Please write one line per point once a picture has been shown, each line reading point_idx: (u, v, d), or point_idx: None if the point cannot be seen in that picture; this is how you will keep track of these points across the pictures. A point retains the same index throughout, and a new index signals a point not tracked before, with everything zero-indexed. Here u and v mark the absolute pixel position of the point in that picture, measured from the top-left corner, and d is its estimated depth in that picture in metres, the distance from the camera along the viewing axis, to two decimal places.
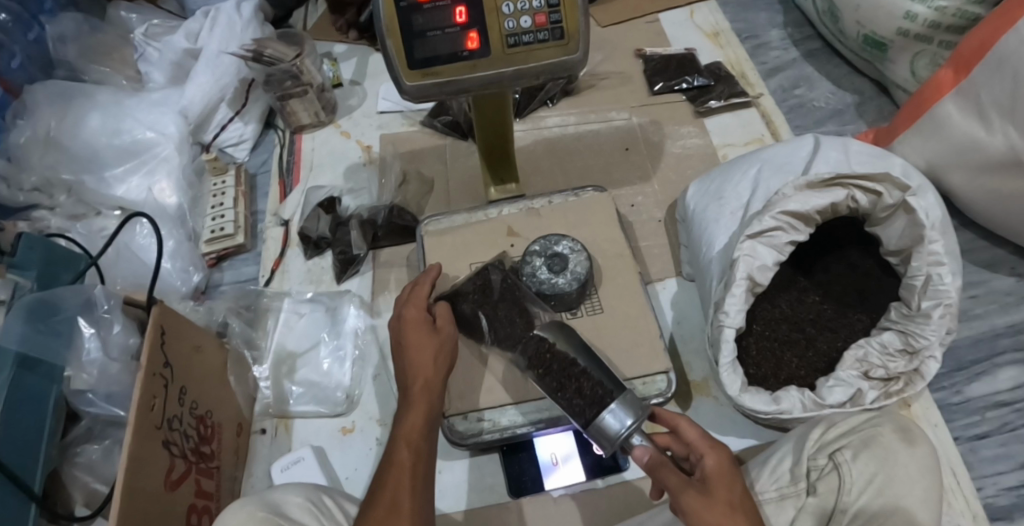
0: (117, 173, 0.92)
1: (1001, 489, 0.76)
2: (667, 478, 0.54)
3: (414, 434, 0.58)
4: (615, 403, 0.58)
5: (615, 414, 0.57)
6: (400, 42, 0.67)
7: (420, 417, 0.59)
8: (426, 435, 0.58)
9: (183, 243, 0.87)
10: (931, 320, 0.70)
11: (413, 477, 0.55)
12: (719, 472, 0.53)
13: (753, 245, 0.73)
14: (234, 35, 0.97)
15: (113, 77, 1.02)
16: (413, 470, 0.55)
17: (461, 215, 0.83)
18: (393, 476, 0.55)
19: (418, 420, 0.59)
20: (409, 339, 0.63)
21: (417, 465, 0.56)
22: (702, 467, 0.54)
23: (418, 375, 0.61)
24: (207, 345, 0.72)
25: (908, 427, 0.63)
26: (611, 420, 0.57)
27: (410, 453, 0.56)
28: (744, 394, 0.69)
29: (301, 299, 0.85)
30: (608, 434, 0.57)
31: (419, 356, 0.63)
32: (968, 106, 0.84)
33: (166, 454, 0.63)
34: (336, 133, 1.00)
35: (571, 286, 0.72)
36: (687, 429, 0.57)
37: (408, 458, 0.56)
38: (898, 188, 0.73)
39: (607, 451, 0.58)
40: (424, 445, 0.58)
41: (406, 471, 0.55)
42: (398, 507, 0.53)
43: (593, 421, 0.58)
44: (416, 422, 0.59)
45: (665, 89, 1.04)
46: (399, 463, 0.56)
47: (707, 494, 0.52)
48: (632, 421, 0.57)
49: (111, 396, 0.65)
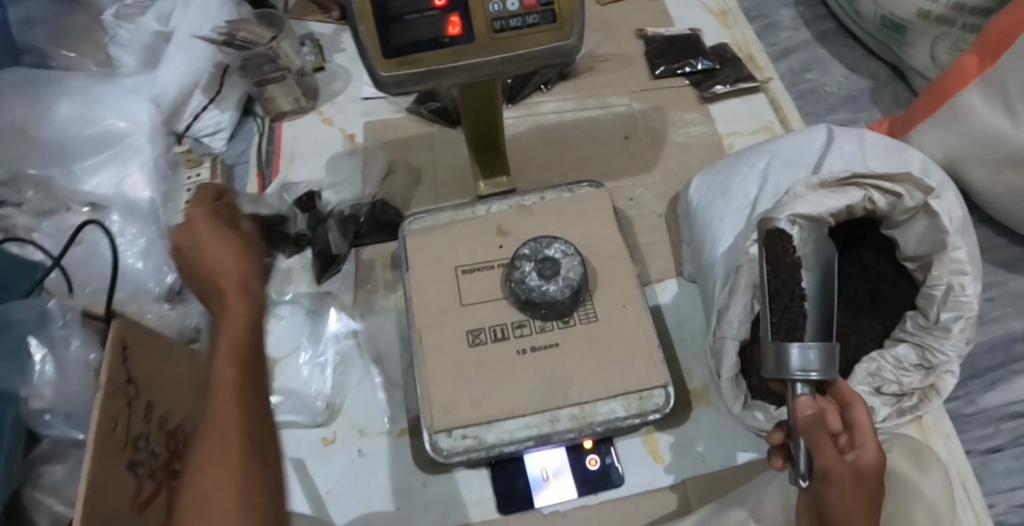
0: (89, 165, 0.87)
1: (1014, 504, 0.73)
2: (820, 441, 0.52)
3: (239, 345, 0.47)
4: (812, 344, 0.55)
5: (803, 352, 0.55)
6: (376, 28, 0.61)
7: (244, 325, 0.48)
8: (259, 347, 0.48)
9: (156, 241, 0.83)
10: (951, 334, 0.65)
11: (244, 427, 0.43)
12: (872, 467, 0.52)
13: None
14: (208, 16, 0.90)
15: (82, 62, 0.96)
16: (243, 412, 0.44)
17: (447, 213, 0.77)
18: (217, 421, 0.43)
19: (236, 339, 0.47)
20: (204, 245, 0.52)
21: (242, 409, 0.44)
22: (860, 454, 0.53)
23: (229, 294, 0.49)
24: (178, 357, 0.68)
25: (920, 450, 0.60)
26: (797, 354, 0.55)
27: (236, 383, 0.45)
28: (807, 347, 0.55)
29: (281, 301, 0.80)
30: (784, 363, 0.55)
31: (229, 280, 0.50)
32: (993, 96, 0.78)
33: (132, 477, 0.59)
34: (318, 120, 0.94)
35: (563, 294, 0.67)
36: (860, 415, 0.55)
37: (231, 394, 0.44)
38: (920, 190, 0.67)
39: (767, 371, 0.57)
40: (252, 366, 0.46)
41: (237, 412, 0.44)
42: (224, 464, 0.41)
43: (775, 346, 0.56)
44: (251, 336, 0.48)
45: (669, 73, 0.98)
46: (217, 393, 0.44)
47: (855, 484, 0.51)
48: (816, 372, 0.54)
49: (71, 416, 0.61)
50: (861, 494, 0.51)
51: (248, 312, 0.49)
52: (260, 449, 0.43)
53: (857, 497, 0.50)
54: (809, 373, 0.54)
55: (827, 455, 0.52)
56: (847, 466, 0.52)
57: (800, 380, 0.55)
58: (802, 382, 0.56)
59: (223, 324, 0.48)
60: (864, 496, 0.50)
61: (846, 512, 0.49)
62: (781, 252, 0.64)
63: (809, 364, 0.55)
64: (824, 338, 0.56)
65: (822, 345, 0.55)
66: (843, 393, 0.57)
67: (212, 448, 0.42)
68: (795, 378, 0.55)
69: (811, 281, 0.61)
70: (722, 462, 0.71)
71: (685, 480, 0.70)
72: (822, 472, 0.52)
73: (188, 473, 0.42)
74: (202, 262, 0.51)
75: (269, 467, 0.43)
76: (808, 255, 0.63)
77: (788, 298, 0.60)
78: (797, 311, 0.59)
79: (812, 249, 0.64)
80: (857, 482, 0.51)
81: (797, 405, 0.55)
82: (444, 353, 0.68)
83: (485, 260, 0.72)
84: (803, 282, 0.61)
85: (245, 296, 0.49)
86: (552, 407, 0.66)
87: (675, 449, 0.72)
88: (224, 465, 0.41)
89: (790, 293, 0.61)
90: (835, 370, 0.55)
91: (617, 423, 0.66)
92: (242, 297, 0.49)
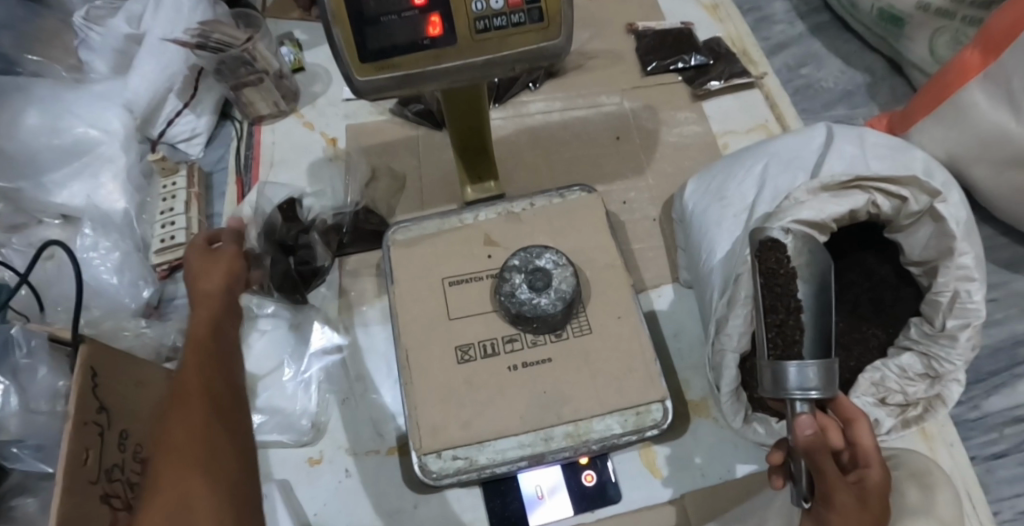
0: (58, 176, 0.83)
1: (1019, 512, 0.72)
2: (825, 465, 0.51)
3: (209, 332, 0.52)
4: (812, 364, 0.53)
5: (801, 370, 0.53)
6: (351, 31, 0.58)
7: (212, 316, 0.54)
8: (224, 333, 0.53)
9: (131, 254, 0.79)
10: (957, 343, 0.62)
11: (209, 390, 0.47)
12: (876, 488, 0.53)
13: None
14: (180, 18, 0.87)
15: (50, 67, 0.93)
16: (208, 381, 0.47)
17: (433, 221, 0.74)
18: (184, 391, 0.46)
19: (207, 326, 0.52)
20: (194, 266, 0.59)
21: (209, 379, 0.48)
22: (864, 476, 0.54)
23: (204, 297, 0.56)
24: (155, 381, 0.65)
25: (926, 470, 0.58)
26: (797, 373, 0.53)
27: (203, 361, 0.49)
28: (806, 366, 0.53)
29: (262, 315, 0.76)
30: (784, 383, 0.53)
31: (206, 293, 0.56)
32: (996, 92, 0.76)
33: (108, 510, 0.56)
34: (298, 124, 0.91)
35: (555, 307, 0.64)
36: (862, 433, 0.56)
37: (197, 368, 0.48)
38: (926, 194, 0.64)
39: (768, 390, 0.55)
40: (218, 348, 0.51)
41: (203, 380, 0.47)
42: (190, 424, 0.44)
43: (773, 364, 0.54)
44: (217, 325, 0.53)
45: (660, 70, 0.94)
46: (184, 368, 0.48)
47: (862, 507, 0.51)
48: (817, 391, 0.53)
49: (41, 448, 0.58)
50: (866, 518, 0.50)
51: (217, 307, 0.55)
52: (226, 413, 0.46)
53: (862, 523, 0.50)
54: (809, 392, 0.53)
55: (831, 482, 0.51)
56: (852, 491, 0.51)
57: (799, 399, 0.54)
58: (802, 401, 0.54)
59: (195, 321, 0.54)
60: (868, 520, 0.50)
61: None
62: (776, 265, 0.63)
63: (809, 382, 0.53)
64: (822, 354, 0.54)
65: (820, 362, 0.53)
66: (845, 408, 0.57)
67: (177, 416, 0.44)
68: (796, 397, 0.53)
69: (807, 291, 0.59)
70: (722, 475, 0.69)
71: (683, 495, 0.68)
72: (826, 499, 0.51)
73: (157, 442, 0.44)
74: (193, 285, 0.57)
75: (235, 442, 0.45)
76: (803, 265, 0.61)
77: (783, 312, 0.60)
78: (793, 325, 0.58)
79: (807, 258, 0.61)
80: (860, 506, 0.50)
81: (796, 425, 0.52)
82: (432, 371, 0.65)
83: (473, 272, 0.70)
84: (799, 293, 0.59)
85: (217, 297, 0.56)
86: (544, 425, 0.63)
87: (673, 463, 0.70)
88: (190, 425, 0.44)
89: (785, 308, 0.60)
90: (835, 389, 0.53)
91: (613, 440, 0.63)
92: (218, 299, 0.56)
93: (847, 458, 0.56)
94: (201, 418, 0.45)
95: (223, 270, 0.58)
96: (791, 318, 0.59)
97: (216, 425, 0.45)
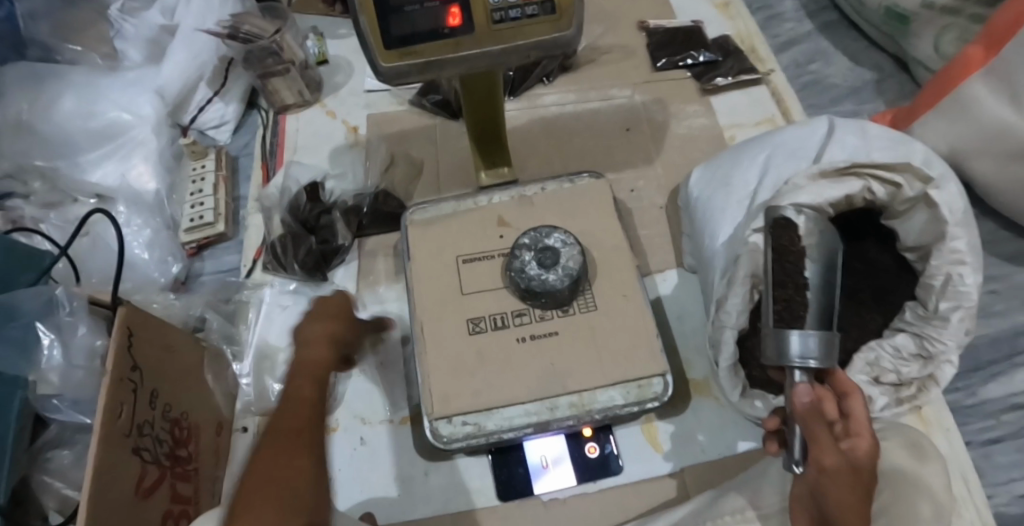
0: (93, 157, 0.89)
1: (1014, 496, 0.72)
2: (816, 433, 0.52)
3: (318, 367, 0.60)
4: (812, 333, 0.55)
5: (803, 338, 0.55)
6: (377, 20, 0.62)
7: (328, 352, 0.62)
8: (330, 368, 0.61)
9: (161, 232, 0.84)
10: (950, 324, 0.65)
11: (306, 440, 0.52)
12: (865, 458, 0.54)
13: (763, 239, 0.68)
14: (211, 10, 0.92)
15: (87, 55, 0.98)
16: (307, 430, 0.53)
17: (449, 203, 0.77)
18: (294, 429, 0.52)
19: (323, 353, 0.61)
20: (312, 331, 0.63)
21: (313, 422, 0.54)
22: (853, 446, 0.54)
23: (317, 345, 0.62)
24: (182, 345, 0.68)
25: (918, 442, 0.60)
26: (798, 340, 0.55)
27: (303, 406, 0.55)
28: (808, 334, 0.55)
29: (285, 291, 0.80)
30: (784, 350, 0.55)
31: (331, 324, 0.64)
32: (998, 86, 0.77)
33: (137, 461, 0.60)
34: (321, 113, 0.95)
35: (563, 283, 0.67)
36: (857, 406, 0.55)
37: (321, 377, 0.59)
38: (919, 180, 0.67)
39: (768, 359, 0.57)
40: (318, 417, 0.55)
41: (304, 431, 0.53)
42: (295, 460, 0.50)
43: (777, 330, 0.56)
44: (326, 360, 0.61)
45: (670, 65, 0.98)
46: (300, 392, 0.56)
47: (849, 476, 0.52)
48: (815, 362, 0.55)
49: (78, 401, 0.63)
50: (857, 488, 0.52)
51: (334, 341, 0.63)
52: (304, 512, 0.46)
53: (852, 492, 0.52)
54: (808, 361, 0.54)
55: (820, 447, 0.52)
56: (843, 460, 0.52)
57: (798, 369, 0.55)
58: (801, 371, 0.55)
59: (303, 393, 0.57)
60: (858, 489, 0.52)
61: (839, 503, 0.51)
62: (788, 242, 0.62)
63: (809, 350, 0.55)
64: (824, 326, 0.56)
65: (822, 334, 0.55)
66: (841, 382, 0.57)
67: (284, 449, 0.50)
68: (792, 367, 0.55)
69: (814, 269, 0.59)
70: (723, 452, 0.71)
71: (684, 469, 0.71)
72: (816, 464, 0.52)
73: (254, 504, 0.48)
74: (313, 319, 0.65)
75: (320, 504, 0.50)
76: (813, 246, 0.61)
77: (792, 289, 0.58)
78: (801, 303, 0.57)
79: (817, 240, 0.61)
80: (850, 478, 0.52)
81: (794, 393, 0.54)
82: (443, 341, 0.69)
83: (485, 250, 0.73)
84: (806, 271, 0.59)
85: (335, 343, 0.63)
86: (549, 394, 0.66)
87: (674, 438, 0.72)
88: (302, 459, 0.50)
89: (795, 285, 0.58)
90: (832, 360, 0.55)
91: (616, 411, 0.66)
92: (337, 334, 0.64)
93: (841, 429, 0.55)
94: (303, 455, 0.50)
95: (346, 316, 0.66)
96: (799, 293, 0.58)
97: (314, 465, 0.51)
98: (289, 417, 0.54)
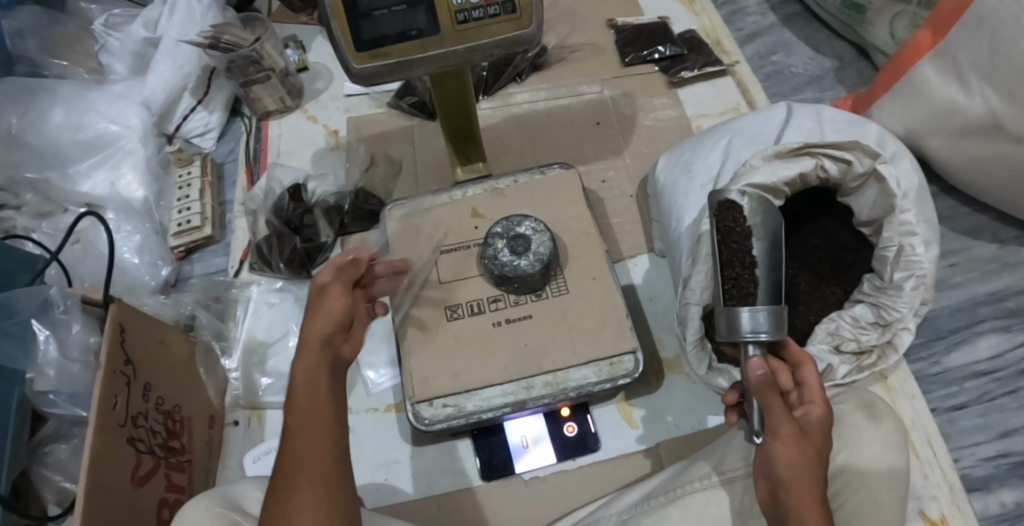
0: (83, 168, 0.92)
1: (979, 459, 0.74)
2: (770, 400, 0.54)
3: (308, 397, 0.52)
4: (762, 307, 0.58)
5: (753, 314, 0.58)
6: (347, 24, 0.63)
7: (312, 371, 0.53)
8: (324, 388, 0.53)
9: (150, 236, 0.87)
10: (904, 292, 0.68)
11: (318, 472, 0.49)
12: (819, 423, 0.55)
13: None
14: (193, 22, 0.96)
15: (74, 71, 1.02)
16: (319, 464, 0.49)
17: (425, 198, 0.80)
18: (297, 471, 0.49)
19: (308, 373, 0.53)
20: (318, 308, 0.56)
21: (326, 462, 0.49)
22: (808, 413, 0.56)
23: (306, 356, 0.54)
24: (173, 340, 0.71)
25: (874, 403, 0.65)
26: (749, 317, 0.57)
27: (310, 438, 0.50)
28: (758, 309, 0.57)
29: (271, 289, 0.84)
30: (735, 326, 0.58)
31: (317, 337, 0.54)
32: (946, 68, 0.80)
33: (132, 451, 0.63)
34: (303, 118, 0.98)
35: (534, 268, 0.70)
36: (810, 375, 0.58)
37: (316, 404, 0.52)
38: (868, 156, 0.70)
39: (721, 335, 0.59)
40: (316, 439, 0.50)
41: (314, 472, 0.49)
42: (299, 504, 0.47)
43: (728, 309, 0.58)
44: (315, 388, 0.52)
45: (638, 60, 1.01)
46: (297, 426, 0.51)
47: (802, 440, 0.53)
48: (766, 334, 0.57)
49: (73, 396, 0.69)
50: (807, 450, 0.53)
51: (321, 358, 0.53)
52: None
53: (802, 452, 0.53)
54: (759, 335, 0.57)
55: (776, 414, 0.54)
56: (796, 424, 0.54)
57: (750, 342, 0.57)
58: (754, 344, 0.58)
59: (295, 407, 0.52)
60: (808, 451, 0.53)
61: (790, 466, 0.52)
62: (732, 222, 0.65)
63: (759, 325, 0.57)
64: (773, 301, 0.59)
65: (772, 308, 0.57)
66: (795, 352, 0.59)
67: (291, 491, 0.48)
68: (744, 340, 0.57)
69: (761, 248, 0.63)
70: (695, 426, 0.74)
71: (657, 444, 0.74)
72: (770, 429, 0.54)
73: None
74: (304, 327, 0.56)
75: None
76: (757, 225, 0.64)
77: (739, 266, 0.62)
78: (749, 278, 0.61)
79: (761, 218, 0.65)
80: (801, 439, 0.53)
81: (749, 366, 0.56)
82: (421, 328, 0.71)
83: (460, 240, 0.76)
84: (753, 249, 0.63)
85: (322, 358, 0.54)
86: (526, 375, 0.69)
87: (648, 417, 0.75)
88: (313, 506, 0.47)
89: (741, 263, 0.63)
90: (783, 332, 0.58)
91: (590, 388, 0.69)
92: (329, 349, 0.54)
93: (795, 398, 0.58)
94: (310, 503, 0.47)
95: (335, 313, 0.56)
96: (746, 272, 0.62)
97: (329, 507, 0.47)
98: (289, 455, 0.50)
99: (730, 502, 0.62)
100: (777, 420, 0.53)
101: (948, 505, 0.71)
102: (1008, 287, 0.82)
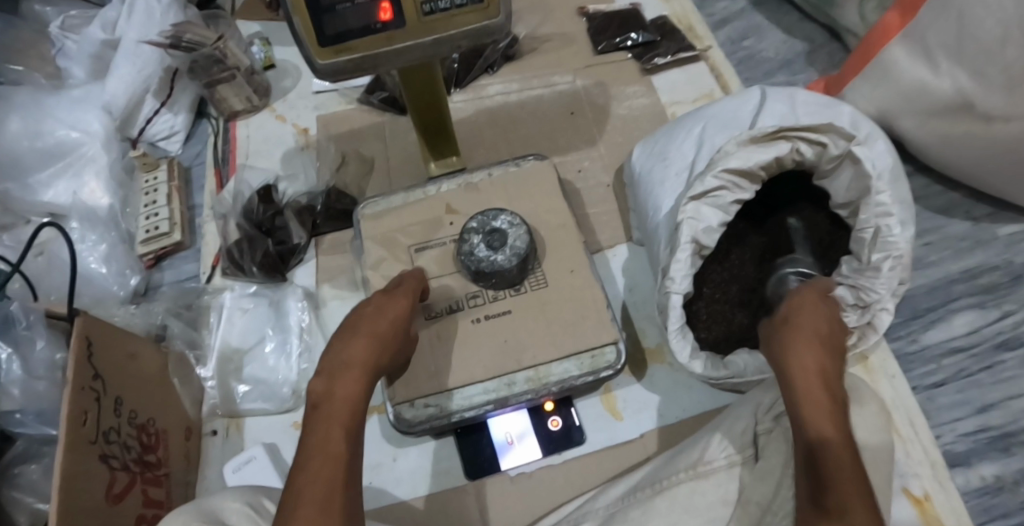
0: (43, 177, 0.90)
1: (959, 435, 0.75)
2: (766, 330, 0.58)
3: (358, 374, 0.57)
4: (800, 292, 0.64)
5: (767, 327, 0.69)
6: (309, 19, 0.62)
7: (365, 359, 0.58)
8: (378, 368, 0.58)
9: (117, 245, 0.86)
10: (881, 273, 0.68)
11: (353, 422, 0.54)
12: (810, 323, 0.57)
13: (697, 207, 0.70)
14: (153, 22, 0.93)
15: (30, 75, 0.98)
16: (352, 415, 0.54)
17: (397, 196, 0.79)
18: (335, 410, 0.54)
19: (365, 354, 0.58)
20: (379, 309, 0.62)
21: (337, 433, 0.52)
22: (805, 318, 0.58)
23: (360, 343, 0.59)
24: (143, 351, 0.69)
25: (857, 386, 0.65)
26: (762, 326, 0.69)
27: (352, 397, 0.55)
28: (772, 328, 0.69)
29: (244, 294, 0.81)
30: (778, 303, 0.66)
31: (379, 334, 0.60)
32: (915, 48, 0.81)
33: (105, 468, 0.61)
34: (271, 117, 0.96)
35: (511, 263, 0.69)
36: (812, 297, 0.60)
37: (360, 379, 0.56)
38: (843, 138, 0.70)
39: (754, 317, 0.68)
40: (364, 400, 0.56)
41: (346, 422, 0.53)
42: (331, 440, 0.52)
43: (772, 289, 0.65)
44: (361, 368, 0.57)
45: (610, 48, 1.00)
46: (345, 388, 0.55)
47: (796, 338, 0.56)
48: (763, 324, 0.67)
49: (41, 414, 0.67)
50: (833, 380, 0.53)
51: (375, 349, 0.59)
52: (330, 500, 0.48)
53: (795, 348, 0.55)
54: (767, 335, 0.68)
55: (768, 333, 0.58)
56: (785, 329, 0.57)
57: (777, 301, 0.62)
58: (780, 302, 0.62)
59: (347, 374, 0.56)
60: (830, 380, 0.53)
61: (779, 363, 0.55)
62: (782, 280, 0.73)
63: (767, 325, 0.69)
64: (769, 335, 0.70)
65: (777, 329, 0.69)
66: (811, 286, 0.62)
67: (327, 431, 0.52)
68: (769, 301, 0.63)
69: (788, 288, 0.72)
70: (679, 415, 0.74)
71: (643, 435, 0.73)
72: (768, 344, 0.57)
73: (304, 453, 0.51)
74: (363, 319, 0.61)
75: (350, 488, 0.50)
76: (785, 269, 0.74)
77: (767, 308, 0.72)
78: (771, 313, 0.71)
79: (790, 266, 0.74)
80: (824, 368, 0.54)
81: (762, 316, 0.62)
82: None
83: (436, 238, 0.75)
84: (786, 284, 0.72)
85: (376, 350, 0.59)
86: (507, 371, 0.69)
87: (632, 407, 0.75)
88: (344, 448, 0.52)
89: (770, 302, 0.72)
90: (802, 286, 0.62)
91: (572, 381, 0.68)
92: (374, 361, 0.58)
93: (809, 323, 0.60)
94: (341, 446, 0.52)
95: (394, 317, 0.62)
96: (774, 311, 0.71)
97: (355, 455, 0.52)
98: (341, 396, 0.55)
99: (716, 491, 0.62)
100: (802, 342, 0.55)
101: (930, 482, 0.72)
102: (982, 264, 0.83)
